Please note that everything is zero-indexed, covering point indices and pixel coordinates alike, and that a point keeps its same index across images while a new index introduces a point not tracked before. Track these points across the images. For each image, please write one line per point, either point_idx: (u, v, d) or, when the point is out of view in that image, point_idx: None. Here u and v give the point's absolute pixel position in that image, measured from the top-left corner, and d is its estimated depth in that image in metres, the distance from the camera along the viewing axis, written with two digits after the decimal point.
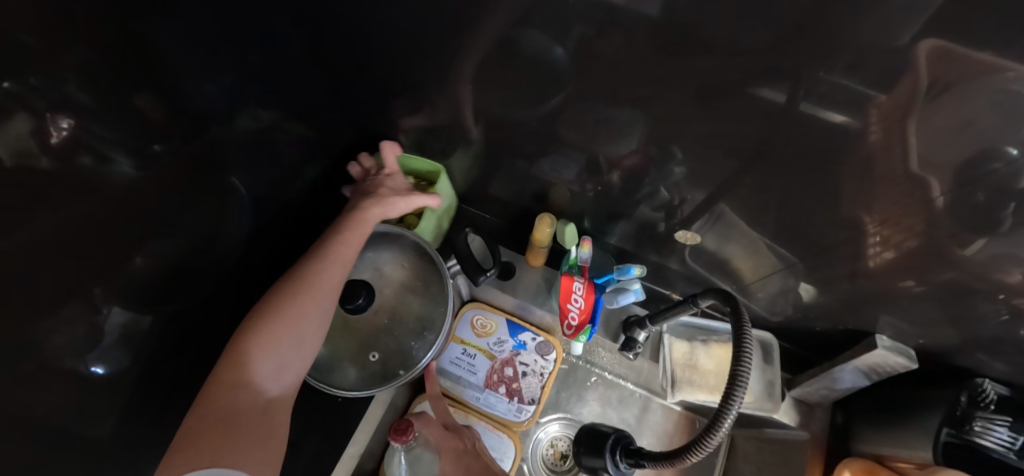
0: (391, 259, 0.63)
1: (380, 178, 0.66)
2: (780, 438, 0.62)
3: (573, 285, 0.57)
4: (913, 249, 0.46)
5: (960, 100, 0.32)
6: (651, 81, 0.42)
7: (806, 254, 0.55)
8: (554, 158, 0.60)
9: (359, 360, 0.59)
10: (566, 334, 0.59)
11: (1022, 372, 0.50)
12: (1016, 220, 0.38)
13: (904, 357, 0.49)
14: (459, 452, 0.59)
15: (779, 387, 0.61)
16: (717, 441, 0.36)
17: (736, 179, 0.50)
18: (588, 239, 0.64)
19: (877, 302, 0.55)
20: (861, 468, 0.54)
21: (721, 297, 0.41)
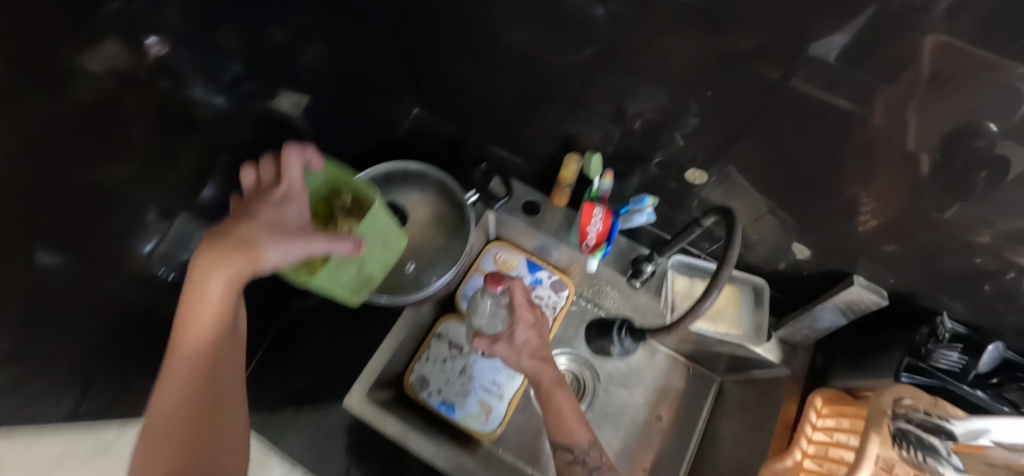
0: (416, 196, 0.71)
1: (266, 201, 0.48)
2: (763, 378, 0.71)
3: (594, 209, 0.63)
4: (900, 212, 0.53)
5: (941, 72, 0.38)
6: (682, 44, 0.49)
7: (803, 216, 0.62)
8: (586, 116, 0.67)
9: (396, 273, 0.69)
10: (584, 250, 0.68)
11: (977, 312, 0.57)
12: (986, 185, 0.45)
13: (876, 293, 0.56)
14: (532, 325, 0.63)
15: (766, 327, 0.68)
16: (712, 300, 0.48)
17: (746, 142, 0.57)
18: (611, 172, 0.69)
19: (856, 253, 0.62)
20: (830, 395, 0.60)
21: (721, 212, 0.50)
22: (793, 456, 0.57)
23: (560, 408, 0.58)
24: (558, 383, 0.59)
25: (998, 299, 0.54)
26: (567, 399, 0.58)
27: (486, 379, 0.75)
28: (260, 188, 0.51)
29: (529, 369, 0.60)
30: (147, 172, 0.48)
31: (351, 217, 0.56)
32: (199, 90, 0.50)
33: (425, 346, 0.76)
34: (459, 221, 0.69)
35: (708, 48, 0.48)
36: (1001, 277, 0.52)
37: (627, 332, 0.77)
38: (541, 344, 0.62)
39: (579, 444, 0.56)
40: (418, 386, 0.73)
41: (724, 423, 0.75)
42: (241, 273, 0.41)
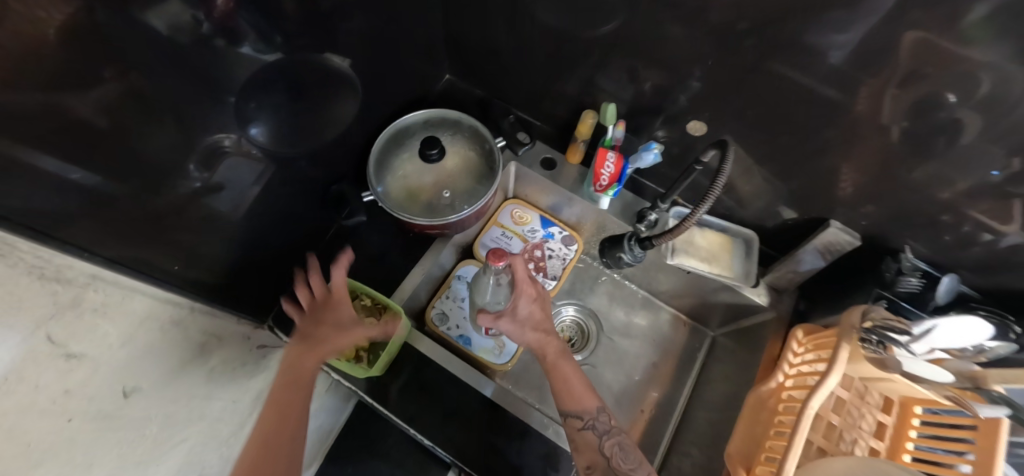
0: (449, 139, 0.79)
1: (325, 308, 0.63)
2: (753, 324, 0.79)
3: (606, 155, 0.73)
4: (874, 173, 0.62)
5: (899, 41, 0.47)
6: (688, 23, 0.58)
7: (790, 180, 0.70)
8: (600, 87, 0.76)
9: (434, 203, 0.76)
10: (596, 190, 0.77)
11: (936, 252, 0.65)
12: (945, 144, 0.54)
13: (851, 234, 0.66)
14: (534, 298, 0.67)
15: (754, 274, 0.76)
16: (712, 200, 0.57)
17: (742, 110, 0.66)
18: (622, 122, 0.74)
19: (836, 212, 0.70)
20: (810, 328, 0.68)
21: (719, 146, 0.60)
22: (776, 378, 0.65)
23: (566, 377, 0.63)
24: (562, 354, 0.66)
25: (955, 245, 0.63)
26: (572, 369, 0.64)
27: None
28: (314, 300, 0.65)
29: (534, 341, 0.66)
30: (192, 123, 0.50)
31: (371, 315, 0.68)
32: (247, 47, 0.52)
33: (445, 285, 0.83)
34: (489, 163, 0.78)
35: (716, 30, 0.57)
36: (958, 229, 0.61)
37: (637, 240, 0.75)
38: (543, 316, 0.68)
39: (588, 410, 0.61)
40: (438, 320, 0.80)
41: (716, 368, 0.82)
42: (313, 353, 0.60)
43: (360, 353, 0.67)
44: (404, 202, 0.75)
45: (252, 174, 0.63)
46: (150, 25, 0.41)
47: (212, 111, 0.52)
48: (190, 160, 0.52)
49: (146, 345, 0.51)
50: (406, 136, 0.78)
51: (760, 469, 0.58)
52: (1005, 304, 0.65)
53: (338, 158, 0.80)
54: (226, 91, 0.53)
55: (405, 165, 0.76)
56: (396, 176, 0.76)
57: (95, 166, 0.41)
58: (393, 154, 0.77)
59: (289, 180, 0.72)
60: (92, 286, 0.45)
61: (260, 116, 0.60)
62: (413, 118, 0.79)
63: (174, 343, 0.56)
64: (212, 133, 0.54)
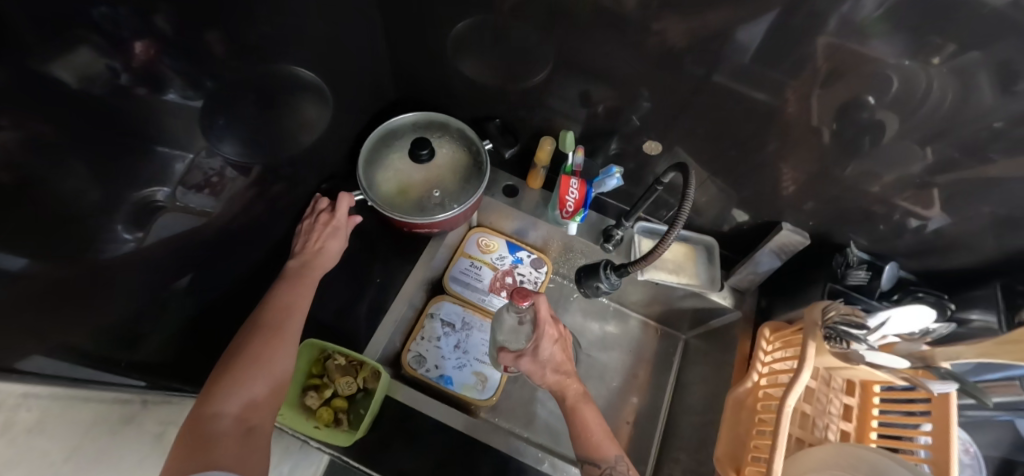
0: (440, 141, 0.76)
1: (325, 229, 0.73)
2: (722, 324, 0.82)
3: (569, 181, 0.74)
4: (811, 175, 0.67)
5: (810, 56, 0.52)
6: (624, 47, 0.61)
7: (739, 186, 0.74)
8: (549, 111, 0.77)
9: (424, 201, 0.73)
10: (563, 217, 0.77)
11: (875, 242, 0.71)
12: (866, 144, 0.59)
13: (801, 234, 0.70)
14: (556, 339, 0.64)
15: (719, 278, 0.79)
16: (685, 218, 0.59)
17: (688, 126, 0.69)
18: (582, 148, 0.75)
19: (785, 211, 0.74)
20: (774, 326, 0.71)
21: (678, 169, 0.62)
22: (751, 378, 0.68)
23: (586, 421, 0.59)
24: (582, 398, 0.61)
25: (889, 234, 0.69)
26: (592, 414, 0.60)
27: (479, 351, 0.80)
28: (318, 211, 0.75)
29: (553, 383, 0.62)
30: (119, 176, 0.46)
31: (347, 374, 0.64)
32: (173, 93, 0.49)
33: (419, 326, 0.80)
34: (479, 163, 0.76)
35: (653, 51, 0.60)
36: (890, 218, 0.67)
37: (612, 268, 0.71)
38: (565, 358, 0.64)
39: (605, 458, 0.57)
40: (415, 363, 0.77)
41: (692, 370, 0.85)
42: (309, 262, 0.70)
43: (337, 416, 0.63)
44: (392, 200, 0.73)
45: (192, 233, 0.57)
46: (57, 77, 0.37)
47: (142, 163, 0.48)
48: (116, 219, 0.46)
49: (99, 454, 0.46)
50: (396, 137, 0.76)
51: (750, 469, 0.61)
52: (937, 282, 0.72)
53: (285, 206, 0.77)
54: (155, 143, 0.49)
55: (395, 165, 0.74)
56: (384, 177, 0.73)
57: (8, 244, 0.36)
58: (382, 155, 0.74)
59: (238, 237, 0.67)
60: (21, 406, 0.40)
61: (227, 135, 0.59)
62: (406, 121, 0.77)
63: (131, 444, 0.51)
64: (140, 188, 0.48)
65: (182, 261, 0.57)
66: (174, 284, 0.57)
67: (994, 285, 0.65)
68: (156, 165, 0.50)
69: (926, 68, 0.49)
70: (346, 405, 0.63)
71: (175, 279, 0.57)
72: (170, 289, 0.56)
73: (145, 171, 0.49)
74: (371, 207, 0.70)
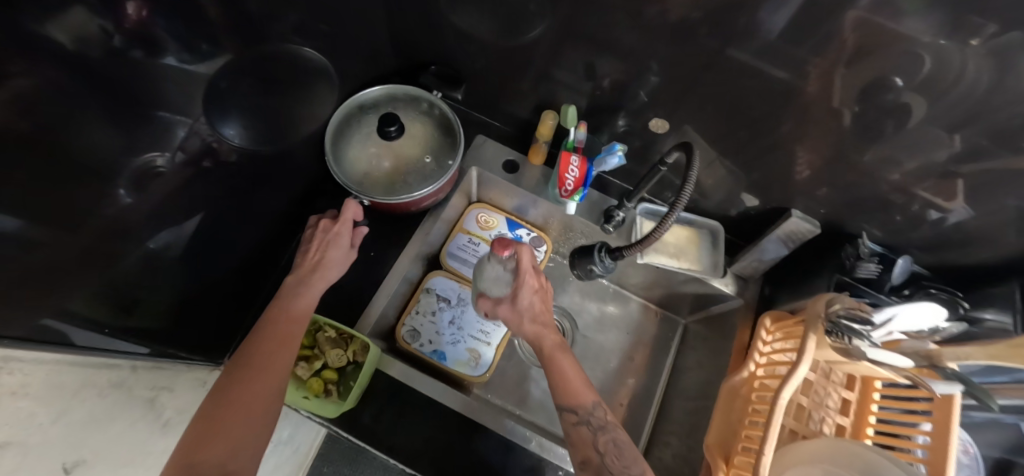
0: (410, 115, 0.73)
1: (330, 236, 0.69)
2: (722, 311, 0.80)
3: (569, 159, 0.72)
4: (825, 160, 0.63)
5: (834, 31, 0.48)
6: (632, 16, 0.57)
7: (750, 169, 0.71)
8: (554, 85, 0.74)
9: (395, 183, 0.71)
10: (563, 196, 0.75)
11: (890, 234, 0.68)
12: (891, 128, 0.55)
13: (810, 222, 0.66)
14: (536, 289, 0.64)
15: (722, 264, 0.76)
16: (686, 197, 0.55)
17: (697, 103, 0.65)
18: (582, 123, 0.73)
19: (796, 198, 0.71)
20: (777, 316, 0.69)
21: (684, 149, 0.58)
22: (747, 368, 0.67)
23: (564, 371, 0.58)
24: (560, 348, 0.61)
25: (905, 226, 0.66)
26: (569, 363, 0.59)
27: (474, 328, 0.79)
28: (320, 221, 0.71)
29: (531, 333, 0.62)
30: (119, 140, 0.48)
31: (337, 347, 0.64)
32: (171, 58, 0.53)
33: (414, 300, 0.80)
34: (451, 140, 0.73)
35: (663, 21, 0.56)
36: (908, 208, 0.63)
37: (607, 251, 0.70)
38: (543, 309, 0.64)
39: (584, 405, 0.56)
40: (409, 337, 0.77)
41: (690, 355, 0.84)
42: (310, 265, 0.66)
43: (327, 387, 0.62)
44: (365, 180, 0.70)
45: (203, 189, 0.62)
46: (49, 35, 0.39)
47: (144, 127, 0.52)
48: (119, 184, 0.48)
49: (85, 417, 0.46)
50: (360, 116, 0.72)
51: (739, 459, 0.60)
52: (952, 276, 0.69)
53: (280, 175, 0.76)
54: (155, 106, 0.53)
55: (362, 144, 0.71)
56: (364, 162, 0.71)
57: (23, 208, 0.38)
58: (349, 131, 0.71)
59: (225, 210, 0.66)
60: (5, 369, 0.38)
61: (229, 115, 0.63)
62: (361, 97, 0.72)
63: (120, 406, 0.50)
64: (140, 154, 0.51)
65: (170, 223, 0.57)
66: (153, 246, 0.55)
67: (1013, 283, 0.62)
68: (150, 132, 0.52)
69: (961, 48, 0.44)
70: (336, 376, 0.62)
71: (153, 240, 0.55)
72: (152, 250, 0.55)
73: (137, 141, 0.51)
74: (339, 186, 0.68)
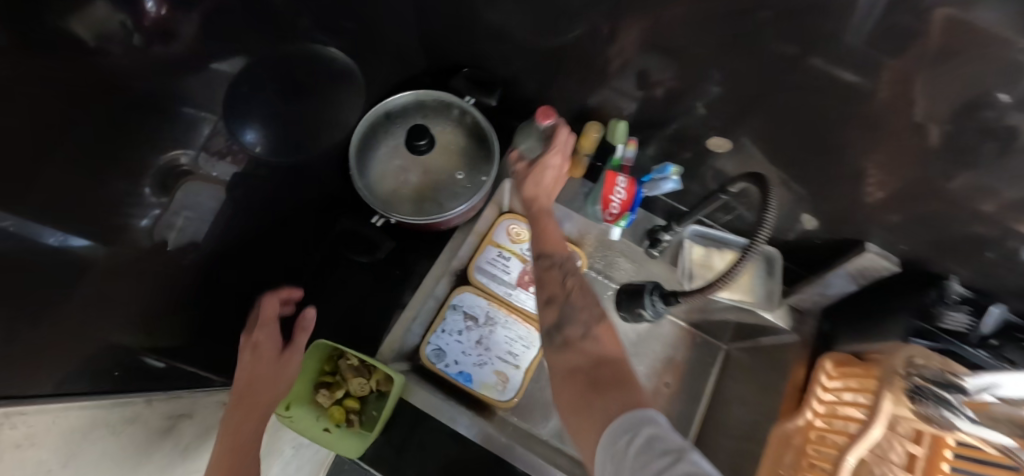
0: (441, 125, 0.68)
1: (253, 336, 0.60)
2: (773, 344, 0.72)
3: (617, 179, 0.65)
4: (905, 189, 0.55)
5: (932, 65, 0.39)
6: (688, 28, 0.49)
7: (815, 188, 0.63)
8: (596, 89, 0.67)
9: (424, 200, 0.66)
10: (607, 220, 0.68)
11: (981, 275, 0.59)
12: (986, 164, 0.46)
13: (890, 260, 0.61)
14: (563, 164, 0.63)
15: (778, 294, 0.71)
16: (764, 237, 0.46)
17: (758, 117, 0.58)
18: (634, 140, 0.67)
19: (866, 224, 0.63)
20: (840, 358, 0.63)
21: (751, 178, 0.50)
22: (804, 415, 0.61)
23: (547, 228, 0.60)
24: (547, 213, 0.62)
25: (1000, 268, 0.57)
26: (552, 227, 0.61)
27: (502, 350, 0.75)
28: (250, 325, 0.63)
29: (528, 192, 0.62)
30: (137, 136, 0.44)
31: (359, 375, 0.60)
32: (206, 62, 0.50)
33: (439, 318, 0.75)
34: (485, 153, 0.68)
35: (724, 33, 0.48)
36: (1003, 246, 0.53)
37: (659, 295, 0.64)
38: (555, 186, 0.63)
39: (561, 253, 0.58)
40: (434, 357, 0.73)
41: (731, 386, 0.78)
42: (258, 355, 0.57)
43: (349, 416, 0.60)
44: (393, 197, 0.66)
45: (216, 202, 0.57)
46: (70, 31, 0.34)
47: (168, 125, 0.47)
48: (144, 180, 0.45)
49: (99, 456, 0.43)
50: (387, 125, 0.67)
51: None
52: None
53: (301, 179, 0.72)
54: (183, 102, 0.48)
55: (388, 157, 0.66)
56: (391, 177, 0.66)
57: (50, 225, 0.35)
58: (375, 143, 0.66)
59: (242, 225, 0.63)
60: (4, 423, 0.34)
61: (250, 119, 0.59)
62: (390, 104, 0.67)
63: (133, 444, 0.48)
64: (165, 151, 0.47)
65: (184, 223, 0.53)
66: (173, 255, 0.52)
67: None
68: (171, 128, 0.48)
69: None
70: (358, 407, 0.60)
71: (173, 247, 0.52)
72: (172, 256, 0.52)
73: (154, 143, 0.46)
74: (365, 202, 0.64)
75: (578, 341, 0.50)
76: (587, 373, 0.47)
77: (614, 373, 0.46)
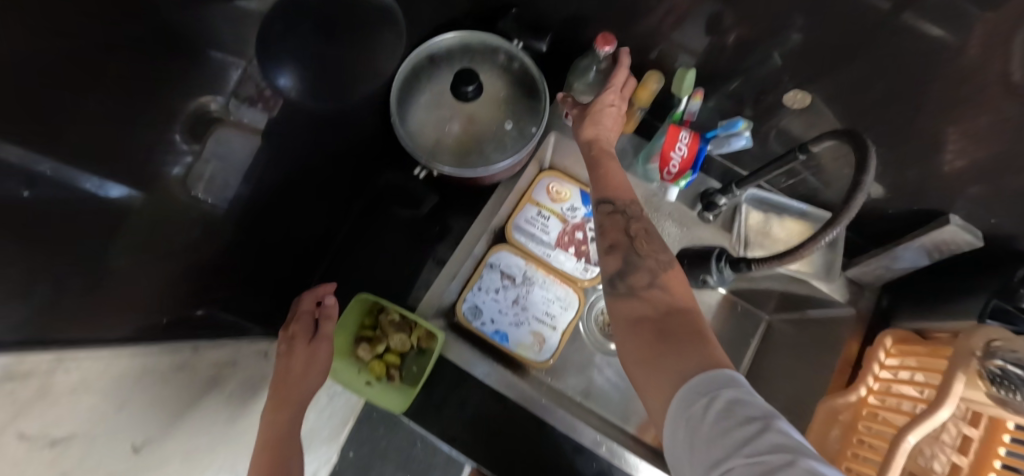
0: (489, 72, 0.63)
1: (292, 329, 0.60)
2: (823, 315, 0.69)
3: (680, 135, 0.60)
4: (1004, 156, 0.49)
5: None
6: None
7: (895, 156, 0.58)
8: (658, 35, 0.61)
9: (468, 151, 0.63)
10: (665, 179, 0.65)
11: None
12: None
13: (973, 234, 0.56)
14: (619, 101, 0.60)
15: (837, 265, 0.66)
16: (861, 198, 0.39)
17: (842, 71, 0.52)
18: (701, 92, 0.60)
19: (947, 195, 0.58)
20: (899, 336, 0.60)
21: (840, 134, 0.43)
22: (856, 392, 0.58)
23: (610, 171, 0.56)
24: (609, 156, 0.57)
25: None
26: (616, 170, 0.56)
27: (539, 310, 0.73)
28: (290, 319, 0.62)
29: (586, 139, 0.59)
30: (171, 77, 0.40)
31: (401, 331, 0.61)
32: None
33: (476, 275, 0.73)
34: (534, 104, 0.63)
35: None
36: None
37: (728, 262, 0.61)
38: (615, 127, 0.59)
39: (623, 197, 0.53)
40: (470, 314, 0.72)
41: (774, 358, 0.75)
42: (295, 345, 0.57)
43: (389, 371, 0.60)
44: (435, 147, 0.63)
45: (248, 151, 0.54)
46: None
47: (199, 66, 0.43)
48: (173, 126, 0.42)
49: (148, 403, 0.43)
50: (431, 69, 0.63)
51: None
52: None
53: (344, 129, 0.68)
54: (211, 43, 0.44)
55: (433, 103, 0.63)
56: (432, 125, 0.63)
57: (76, 165, 0.33)
58: (418, 89, 0.63)
59: (282, 173, 0.61)
60: (62, 367, 0.34)
61: (284, 61, 0.52)
62: (432, 46, 0.63)
63: (179, 391, 0.47)
64: (196, 96, 0.44)
65: (212, 171, 0.49)
66: (203, 204, 0.49)
67: None
68: (207, 68, 0.44)
69: None
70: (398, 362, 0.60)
71: (201, 196, 0.49)
72: (201, 205, 0.49)
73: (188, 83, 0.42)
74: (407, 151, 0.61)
75: (643, 290, 0.47)
76: (655, 322, 0.44)
77: (684, 326, 0.43)
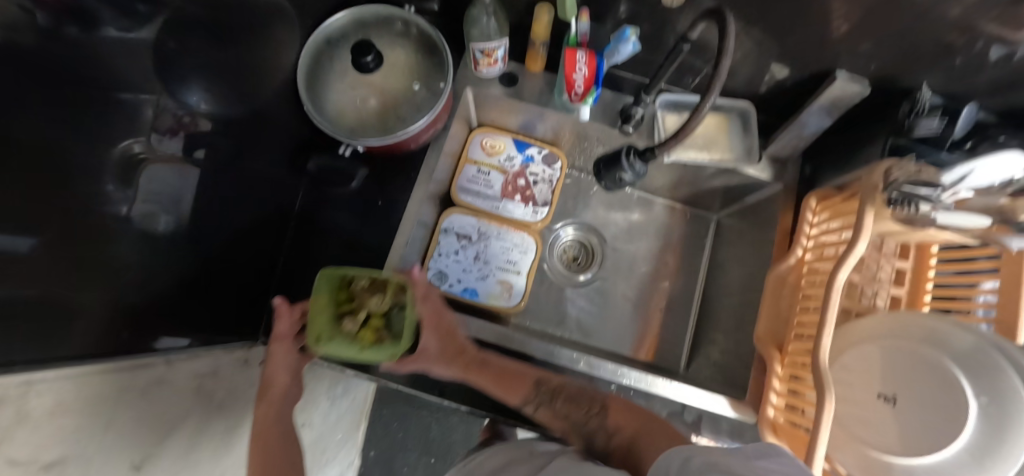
0: (387, 41, 0.65)
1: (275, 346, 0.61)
2: (758, 200, 0.74)
3: (576, 55, 0.63)
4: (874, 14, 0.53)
5: None
6: None
7: (784, 40, 0.60)
8: None
9: (387, 121, 0.65)
10: (574, 100, 0.68)
11: (951, 82, 0.59)
12: None
13: (859, 84, 0.61)
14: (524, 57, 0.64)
15: (757, 148, 0.70)
16: (726, 62, 0.47)
17: None
18: (587, 9, 0.63)
19: (836, 62, 0.61)
20: (828, 191, 0.63)
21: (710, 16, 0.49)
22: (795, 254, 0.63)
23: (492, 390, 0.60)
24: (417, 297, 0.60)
25: (965, 70, 0.56)
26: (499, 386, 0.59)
27: (500, 259, 0.76)
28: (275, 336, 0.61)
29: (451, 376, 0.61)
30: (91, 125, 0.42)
31: (375, 294, 0.62)
32: (112, 28, 0.44)
33: (433, 243, 0.76)
34: (439, 63, 0.65)
35: None
36: (971, 48, 0.53)
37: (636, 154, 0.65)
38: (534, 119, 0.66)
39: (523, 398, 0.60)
40: (437, 280, 0.75)
41: (726, 249, 0.80)
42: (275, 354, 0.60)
43: (380, 334, 0.60)
44: (354, 124, 0.64)
45: (184, 179, 0.54)
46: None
47: (113, 113, 0.44)
48: (105, 177, 0.43)
49: (132, 417, 0.48)
50: (330, 51, 0.64)
51: (795, 346, 0.59)
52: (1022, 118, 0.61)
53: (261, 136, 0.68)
54: (113, 85, 0.44)
55: (341, 83, 0.64)
56: (349, 106, 0.64)
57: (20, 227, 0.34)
58: (323, 73, 0.63)
59: (221, 192, 0.62)
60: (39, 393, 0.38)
61: (191, 81, 0.54)
62: (326, 29, 0.63)
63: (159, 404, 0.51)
64: (117, 142, 0.44)
65: (158, 209, 0.51)
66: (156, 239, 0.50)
67: None
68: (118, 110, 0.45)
69: None
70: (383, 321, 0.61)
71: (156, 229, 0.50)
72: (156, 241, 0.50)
73: (112, 130, 0.44)
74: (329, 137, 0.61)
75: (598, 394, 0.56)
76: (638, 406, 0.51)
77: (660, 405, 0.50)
